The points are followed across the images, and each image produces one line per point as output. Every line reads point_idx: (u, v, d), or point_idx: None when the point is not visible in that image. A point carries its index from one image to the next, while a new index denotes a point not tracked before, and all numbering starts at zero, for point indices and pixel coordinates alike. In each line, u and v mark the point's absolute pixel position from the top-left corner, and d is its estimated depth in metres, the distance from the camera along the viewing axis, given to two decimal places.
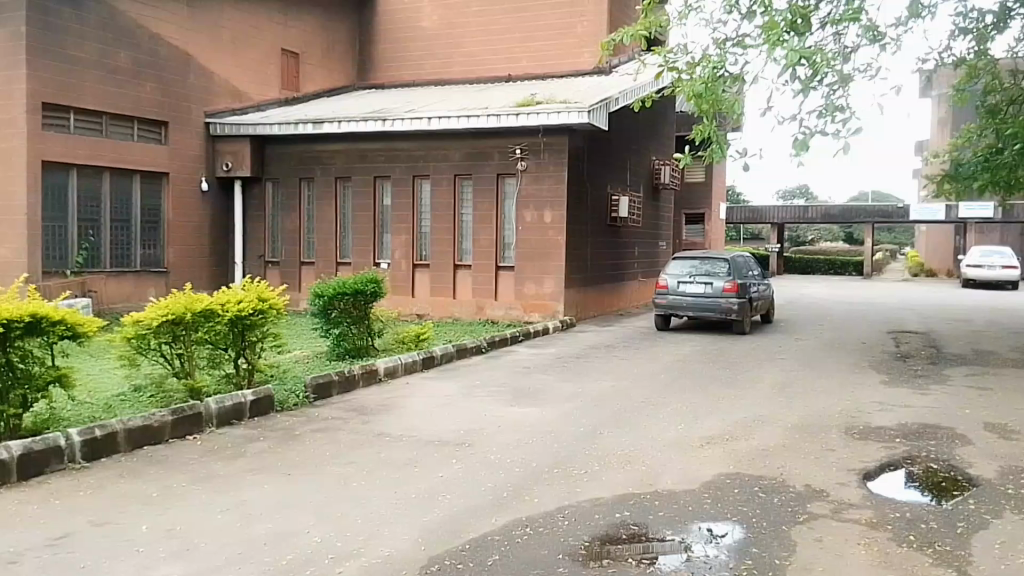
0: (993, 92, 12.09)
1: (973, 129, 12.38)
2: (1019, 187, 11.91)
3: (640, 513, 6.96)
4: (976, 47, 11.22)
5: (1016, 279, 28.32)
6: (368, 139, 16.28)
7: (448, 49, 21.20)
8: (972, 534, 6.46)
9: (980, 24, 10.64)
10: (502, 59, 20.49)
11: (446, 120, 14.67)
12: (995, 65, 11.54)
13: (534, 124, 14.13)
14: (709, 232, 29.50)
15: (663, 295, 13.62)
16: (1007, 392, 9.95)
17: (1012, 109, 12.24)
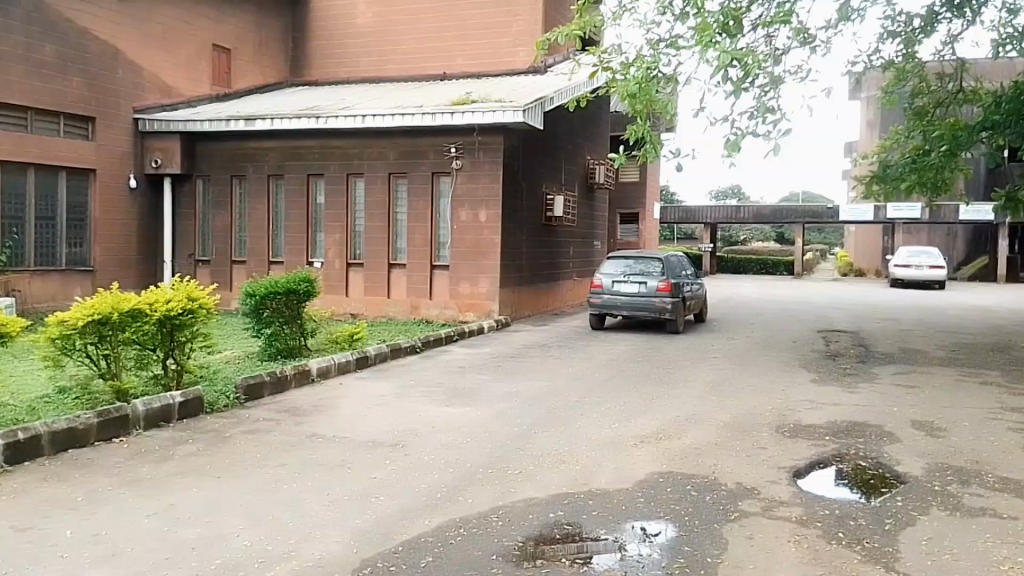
0: (920, 95, 12.53)
1: (901, 132, 12.71)
2: (944, 188, 11.96)
3: (574, 512, 6.92)
4: (903, 50, 11.44)
5: (943, 279, 28.83)
6: (302, 136, 16.12)
7: (383, 46, 21.14)
8: (899, 531, 6.51)
9: (906, 26, 10.86)
10: (441, 56, 20.40)
11: (383, 118, 14.59)
12: (922, 69, 11.98)
13: (471, 123, 14.11)
14: (642, 232, 29.91)
15: (598, 295, 13.66)
16: (933, 390, 10.12)
17: (938, 112, 12.63)
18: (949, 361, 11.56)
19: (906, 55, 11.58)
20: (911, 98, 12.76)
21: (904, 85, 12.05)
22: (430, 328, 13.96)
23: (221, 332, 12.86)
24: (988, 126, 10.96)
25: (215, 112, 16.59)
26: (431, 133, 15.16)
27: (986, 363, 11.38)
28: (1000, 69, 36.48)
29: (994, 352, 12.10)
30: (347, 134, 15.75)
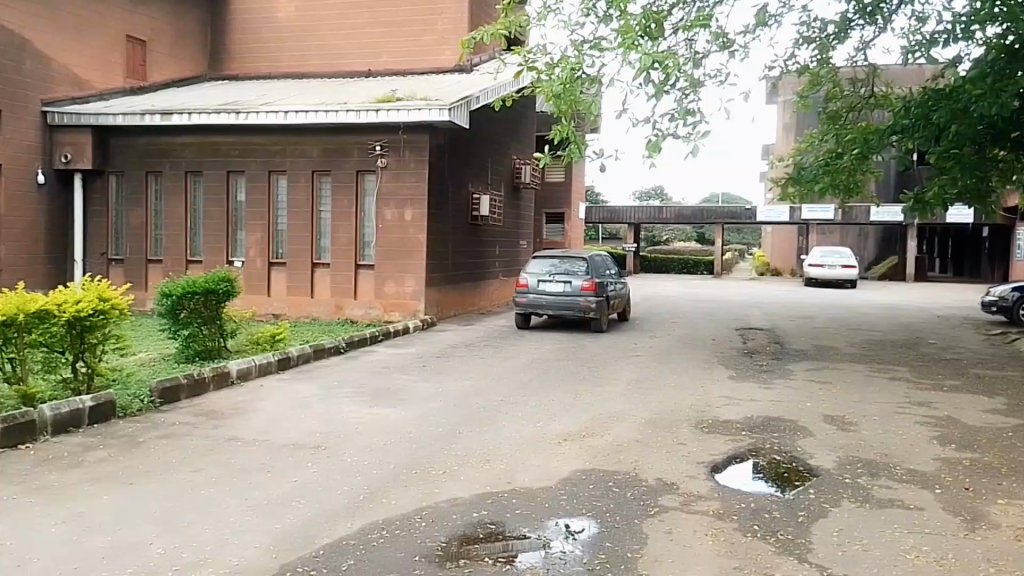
0: (833, 100, 13.23)
1: (815, 135, 13.18)
2: (855, 190, 12.26)
3: (498, 511, 6.92)
4: (818, 56, 12.05)
5: (854, 279, 30.05)
6: (221, 132, 15.74)
7: (306, 41, 20.65)
8: (812, 522, 6.71)
9: (821, 34, 11.38)
10: (367, 54, 20.16)
11: (306, 115, 14.40)
12: (835, 74, 12.65)
13: (396, 120, 14.01)
14: (568, 231, 30.23)
15: (524, 294, 13.72)
16: (844, 385, 10.50)
17: (852, 116, 13.16)
18: (859, 357, 11.99)
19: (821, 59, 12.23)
20: (825, 103, 13.34)
21: (819, 89, 12.53)
22: (355, 328, 13.81)
23: (136, 334, 12.45)
24: (897, 131, 10.95)
25: (131, 106, 16.07)
26: (368, 130, 14.93)
27: (892, 358, 11.88)
28: (907, 76, 38.27)
29: (898, 348, 12.68)
30: (279, 129, 15.37)
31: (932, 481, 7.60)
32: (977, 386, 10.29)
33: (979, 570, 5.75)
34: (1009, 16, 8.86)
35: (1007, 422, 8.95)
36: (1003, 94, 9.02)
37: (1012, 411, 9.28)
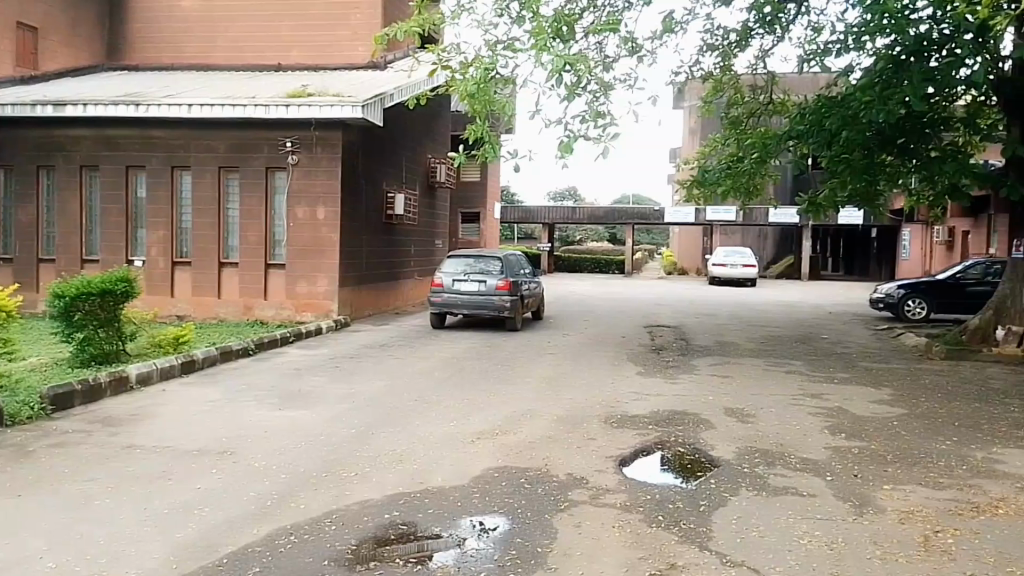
0: (735, 105, 13.83)
1: (719, 139, 13.93)
2: (755, 194, 13.32)
3: (410, 512, 6.93)
4: (719, 63, 12.92)
5: (753, 278, 31.64)
6: (121, 125, 15.03)
7: (210, 32, 19.53)
8: (712, 511, 7.03)
9: (723, 42, 12.08)
10: (277, 47, 19.28)
11: (212, 108, 13.92)
12: (735, 80, 13.35)
13: (308, 116, 13.73)
14: (484, 232, 30.82)
15: (439, 294, 13.74)
16: (744, 378, 11.03)
17: (751, 121, 13.97)
18: (758, 352, 12.61)
19: (723, 67, 13.02)
20: (727, 108, 13.89)
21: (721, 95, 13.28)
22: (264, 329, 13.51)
23: (24, 339, 11.75)
24: (793, 136, 11.44)
25: (22, 95, 15.20)
26: (286, 125, 14.55)
27: (788, 353, 12.54)
28: (803, 84, 40.25)
29: (794, 343, 13.41)
30: (187, 122, 14.78)
31: (824, 469, 8.09)
32: (865, 377, 11.01)
33: (863, 551, 6.16)
34: (897, 29, 9.19)
35: (891, 411, 9.61)
36: (890, 101, 9.43)
37: (896, 401, 9.98)
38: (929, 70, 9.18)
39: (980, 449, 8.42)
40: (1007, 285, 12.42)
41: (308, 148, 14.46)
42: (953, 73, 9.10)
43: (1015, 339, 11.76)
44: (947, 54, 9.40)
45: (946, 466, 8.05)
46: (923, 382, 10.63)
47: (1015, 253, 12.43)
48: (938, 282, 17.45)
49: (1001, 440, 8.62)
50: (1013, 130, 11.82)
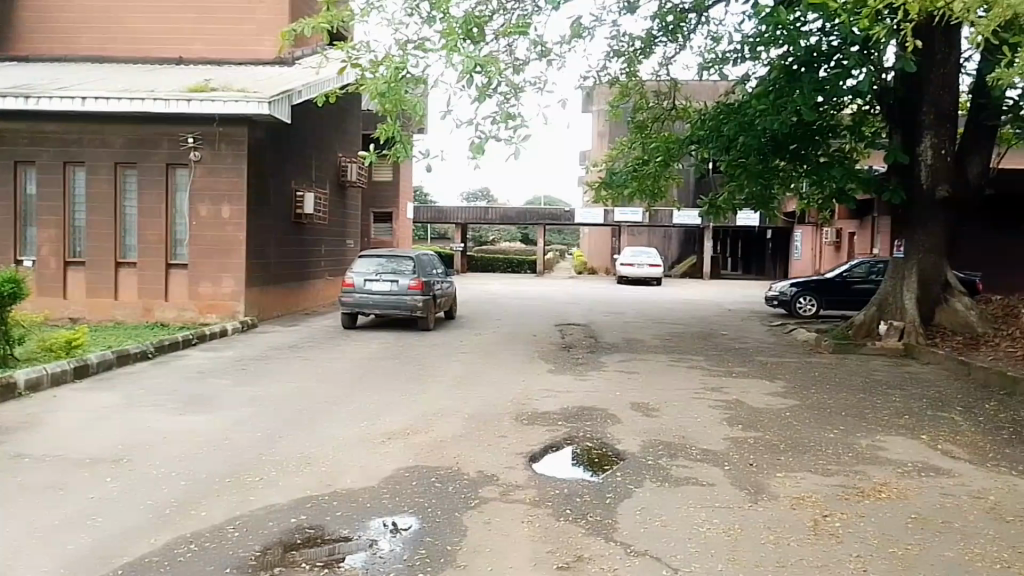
0: (641, 111, 14.41)
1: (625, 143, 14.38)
2: (661, 196, 13.72)
3: (317, 515, 6.86)
4: (626, 70, 13.44)
5: (660, 277, 32.42)
6: (8, 118, 14.20)
7: (106, 22, 18.64)
8: (618, 503, 7.26)
9: (629, 48, 12.54)
10: (179, 40, 18.57)
11: (108, 101, 13.39)
12: (641, 86, 13.95)
13: (211, 111, 13.40)
14: (396, 231, 30.85)
15: (350, 294, 13.60)
16: (649, 374, 11.42)
17: (655, 126, 14.56)
18: (662, 348, 13.08)
19: (629, 72, 13.54)
20: (633, 113, 14.57)
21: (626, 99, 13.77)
22: (164, 331, 13.05)
23: None
24: (695, 140, 12.06)
25: None
26: (193, 120, 14.08)
27: (692, 349, 13.07)
28: (702, 91, 41.96)
29: (697, 339, 13.96)
30: (82, 116, 14.12)
31: (722, 459, 8.48)
32: (761, 371, 11.59)
33: (757, 537, 6.50)
34: (789, 40, 9.60)
35: (784, 403, 10.15)
36: (783, 110, 9.94)
37: (789, 393, 10.56)
38: (819, 81, 9.69)
39: (865, 437, 9.01)
40: (889, 285, 13.34)
41: (219, 145, 14.05)
42: (840, 84, 9.65)
43: (896, 333, 12.57)
44: (835, 64, 9.91)
45: (834, 454, 8.58)
46: (814, 375, 11.28)
47: (897, 253, 13.35)
48: (828, 282, 18.52)
49: (884, 428, 9.25)
50: (896, 136, 12.80)
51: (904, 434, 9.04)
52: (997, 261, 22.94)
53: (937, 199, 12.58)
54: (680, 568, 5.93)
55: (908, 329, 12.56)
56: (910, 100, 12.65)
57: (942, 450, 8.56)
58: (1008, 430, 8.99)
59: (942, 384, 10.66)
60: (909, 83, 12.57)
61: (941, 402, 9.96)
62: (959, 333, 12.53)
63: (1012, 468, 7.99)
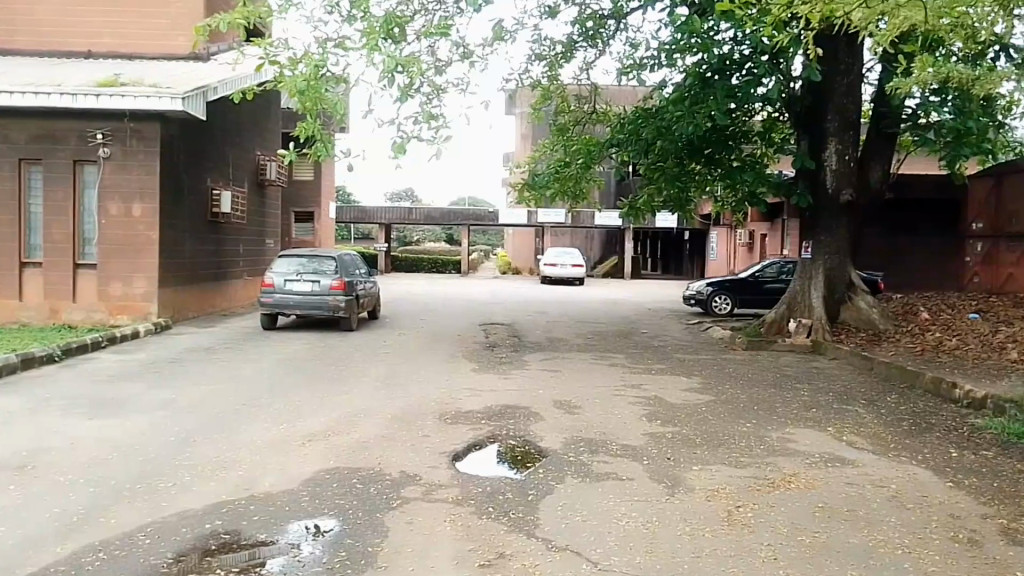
0: (562, 113, 14.80)
1: (548, 145, 14.76)
2: (582, 198, 14.28)
3: (234, 520, 6.68)
4: (549, 73, 13.77)
5: (582, 277, 33.08)
6: None
7: (9, 13, 17.75)
8: (541, 500, 7.36)
9: (550, 52, 13.01)
10: (89, 33, 17.86)
11: (11, 95, 12.80)
12: (562, 90, 14.30)
13: (122, 107, 12.97)
14: (318, 232, 30.57)
15: (269, 295, 13.37)
16: (570, 372, 11.65)
17: (577, 128, 14.85)
18: (584, 347, 13.35)
19: (551, 76, 13.84)
20: (555, 115, 14.85)
21: (548, 102, 14.09)
22: (72, 334, 12.52)
23: None
24: (614, 144, 12.38)
25: None
26: (103, 115, 13.62)
27: (612, 347, 13.38)
28: (623, 96, 43.12)
29: (617, 338, 14.30)
30: None
31: (642, 454, 8.71)
32: (678, 367, 11.96)
33: (674, 529, 6.69)
34: (703, 48, 9.98)
35: (701, 398, 10.48)
36: (697, 114, 10.31)
37: (705, 388, 10.91)
38: (731, 88, 10.14)
39: (775, 429, 9.40)
40: (798, 284, 13.93)
41: (140, 142, 13.64)
42: (751, 91, 10.09)
43: (804, 330, 13.18)
44: (746, 72, 10.31)
45: (747, 446, 8.90)
46: (728, 371, 11.71)
47: (805, 255, 13.95)
48: (740, 282, 19.21)
49: (794, 421, 9.66)
50: (804, 143, 13.41)
51: (812, 426, 9.46)
52: (897, 263, 24.12)
53: (841, 203, 13.24)
54: (600, 561, 6.05)
55: (815, 326, 13.18)
56: (815, 108, 13.26)
57: (847, 441, 8.99)
58: (908, 421, 9.53)
59: (852, 379, 11.19)
60: (815, 91, 13.13)
61: (847, 396, 10.47)
62: (863, 330, 13.22)
63: (912, 458, 8.44)
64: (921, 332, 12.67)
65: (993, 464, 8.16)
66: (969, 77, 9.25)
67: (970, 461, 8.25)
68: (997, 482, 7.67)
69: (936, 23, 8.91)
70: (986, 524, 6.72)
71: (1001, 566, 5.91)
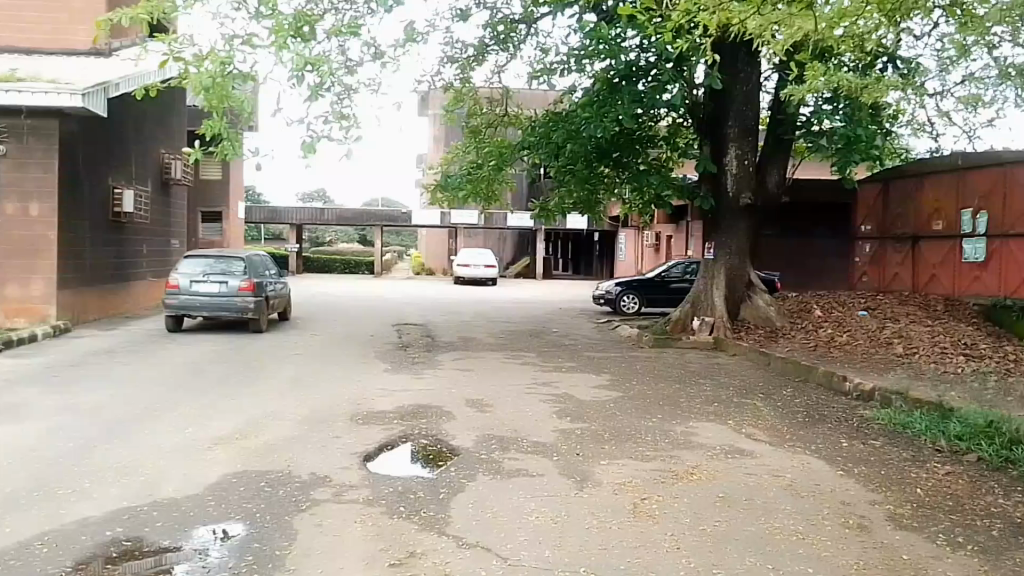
0: (474, 116, 15.13)
1: (460, 147, 15.12)
2: (494, 200, 14.72)
3: (135, 526, 6.44)
4: (460, 77, 14.10)
5: (495, 277, 33.45)
6: None
7: None
8: (452, 498, 7.34)
9: (462, 55, 13.29)
10: None
11: None
12: (474, 93, 14.61)
13: (18, 103, 12.48)
14: (227, 232, 30.13)
15: (175, 295, 13.13)
16: (480, 371, 11.87)
17: (489, 131, 15.27)
18: (496, 346, 13.59)
19: (463, 79, 14.11)
20: (467, 118, 15.22)
21: (461, 105, 14.36)
22: None
23: None
24: (526, 146, 12.63)
25: None
26: None
27: (524, 346, 13.64)
28: (533, 99, 44.07)
29: (529, 337, 14.55)
30: None
31: (551, 450, 8.85)
32: (587, 365, 12.28)
33: (584, 522, 6.78)
34: (611, 54, 10.31)
35: (610, 394, 10.79)
36: (606, 118, 10.63)
37: (614, 385, 11.24)
38: (637, 93, 10.47)
39: (680, 424, 9.75)
40: (701, 284, 14.49)
41: (39, 139, 13.17)
42: (656, 97, 10.46)
43: (707, 328, 13.75)
44: (652, 79, 10.67)
45: (652, 441, 9.17)
46: (637, 368, 12.08)
47: (707, 255, 14.52)
48: (646, 281, 19.86)
49: (698, 416, 10.04)
50: (706, 148, 14.00)
51: (714, 420, 9.85)
52: (799, 264, 25.22)
53: (740, 207, 13.82)
54: (510, 557, 6.03)
55: (717, 324, 13.77)
56: (717, 115, 13.88)
57: (748, 434, 9.37)
58: (803, 413, 10.03)
59: (753, 375, 11.67)
60: (717, 98, 13.72)
61: (747, 390, 10.94)
62: (761, 327, 13.87)
63: (807, 448, 8.87)
64: (815, 329, 13.40)
65: (881, 452, 8.64)
66: (858, 85, 9.71)
67: (859, 450, 8.71)
68: (885, 469, 8.10)
69: (826, 34, 9.36)
70: (875, 510, 7.04)
71: (888, 549, 6.15)
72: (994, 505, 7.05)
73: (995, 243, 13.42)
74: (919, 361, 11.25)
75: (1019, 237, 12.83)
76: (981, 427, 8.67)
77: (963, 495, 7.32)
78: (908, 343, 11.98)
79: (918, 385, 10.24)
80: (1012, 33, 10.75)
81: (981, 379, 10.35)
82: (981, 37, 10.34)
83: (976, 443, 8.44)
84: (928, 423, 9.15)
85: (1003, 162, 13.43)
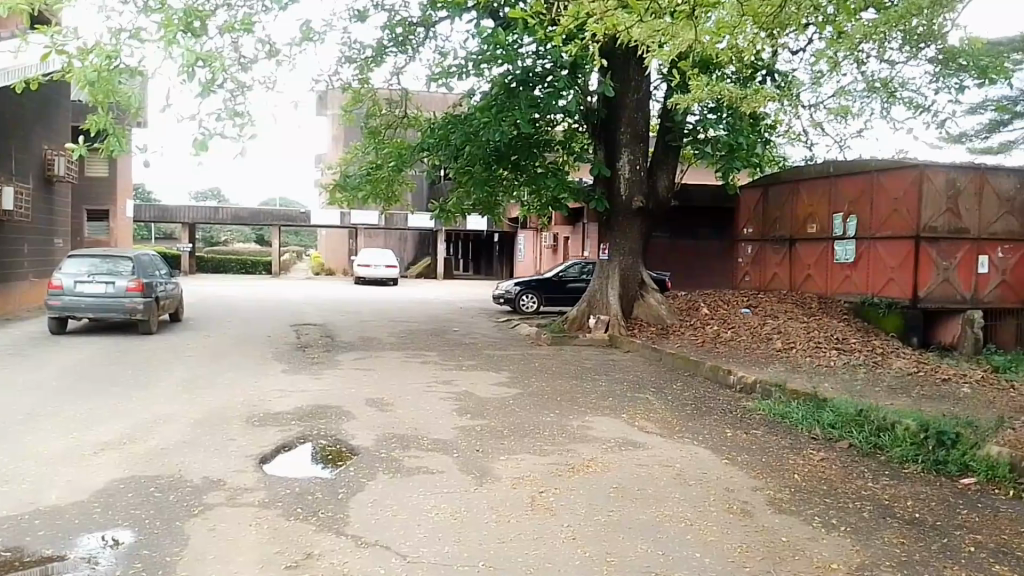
0: (373, 116, 15.28)
1: (361, 147, 15.21)
2: (394, 199, 14.89)
3: (14, 536, 6.20)
4: (358, 78, 14.26)
5: (396, 278, 33.45)
6: None
7: None
8: (351, 498, 7.38)
9: (360, 56, 13.38)
10: None
11: None
12: (373, 94, 14.77)
13: None
14: (115, 231, 28.97)
15: (57, 296, 12.58)
16: (379, 370, 11.96)
17: (388, 132, 15.44)
18: (395, 345, 13.70)
19: (361, 79, 14.24)
20: (367, 118, 15.35)
21: (360, 105, 14.48)
22: None
23: None
24: (427, 147, 12.85)
25: None
26: None
27: (425, 345, 13.79)
28: (436, 101, 44.43)
29: (429, 336, 14.70)
30: None
31: (452, 447, 9.02)
32: (488, 363, 12.55)
33: (483, 517, 6.97)
34: (508, 59, 10.64)
35: (509, 391, 11.10)
36: (504, 121, 10.95)
37: (514, 382, 11.54)
38: (534, 98, 10.84)
39: (576, 418, 10.09)
40: (597, 284, 15.03)
41: None
42: (552, 102, 10.85)
43: (603, 325, 14.28)
44: (548, 85, 11.06)
45: (551, 435, 9.48)
46: (537, 366, 12.42)
47: (603, 255, 15.04)
48: (544, 281, 20.43)
49: (593, 411, 10.40)
50: (602, 153, 14.56)
51: (610, 414, 10.25)
52: (695, 264, 26.43)
53: (634, 209, 14.42)
54: (409, 554, 6.14)
55: (613, 322, 14.31)
56: (611, 120, 14.45)
57: (638, 426, 9.83)
58: (691, 406, 10.57)
59: (646, 371, 12.20)
60: (611, 105, 14.29)
61: (641, 385, 11.44)
62: (654, 324, 14.53)
63: (693, 439, 9.37)
64: (703, 325, 14.15)
65: (760, 441, 9.22)
66: (738, 95, 10.29)
67: (742, 440, 9.25)
68: (762, 457, 8.68)
69: (708, 46, 9.89)
70: (756, 496, 7.51)
71: (767, 532, 6.60)
72: (863, 488, 7.64)
73: (864, 245, 14.62)
74: (796, 354, 12.09)
75: (888, 239, 14.05)
76: (851, 416, 9.40)
77: (837, 480, 7.91)
78: (785, 337, 12.82)
79: (795, 377, 10.98)
80: (878, 50, 11.65)
81: (851, 370, 11.25)
82: (851, 53, 11.18)
83: (847, 430, 9.14)
84: (804, 412, 9.82)
85: (870, 169, 14.52)
